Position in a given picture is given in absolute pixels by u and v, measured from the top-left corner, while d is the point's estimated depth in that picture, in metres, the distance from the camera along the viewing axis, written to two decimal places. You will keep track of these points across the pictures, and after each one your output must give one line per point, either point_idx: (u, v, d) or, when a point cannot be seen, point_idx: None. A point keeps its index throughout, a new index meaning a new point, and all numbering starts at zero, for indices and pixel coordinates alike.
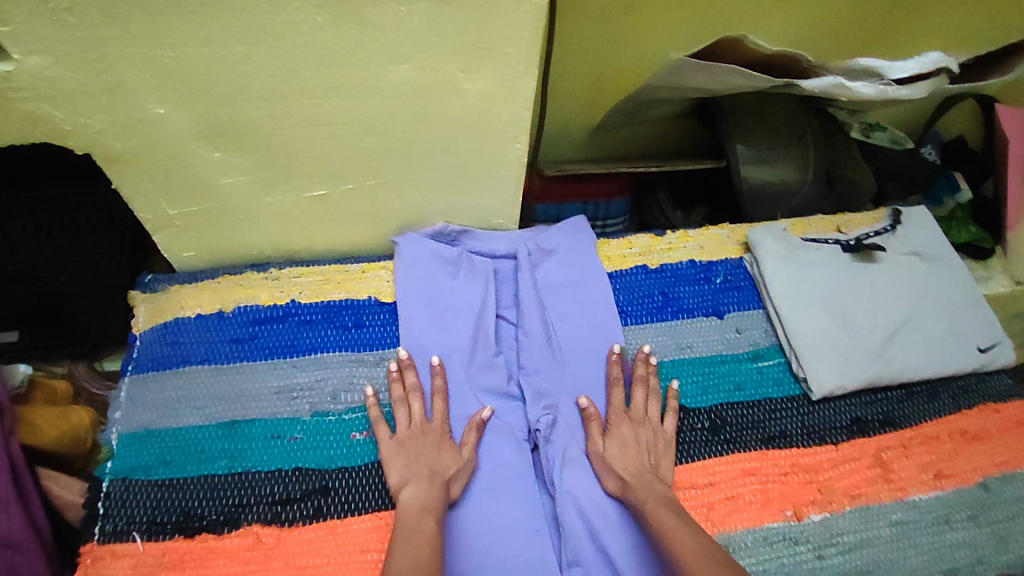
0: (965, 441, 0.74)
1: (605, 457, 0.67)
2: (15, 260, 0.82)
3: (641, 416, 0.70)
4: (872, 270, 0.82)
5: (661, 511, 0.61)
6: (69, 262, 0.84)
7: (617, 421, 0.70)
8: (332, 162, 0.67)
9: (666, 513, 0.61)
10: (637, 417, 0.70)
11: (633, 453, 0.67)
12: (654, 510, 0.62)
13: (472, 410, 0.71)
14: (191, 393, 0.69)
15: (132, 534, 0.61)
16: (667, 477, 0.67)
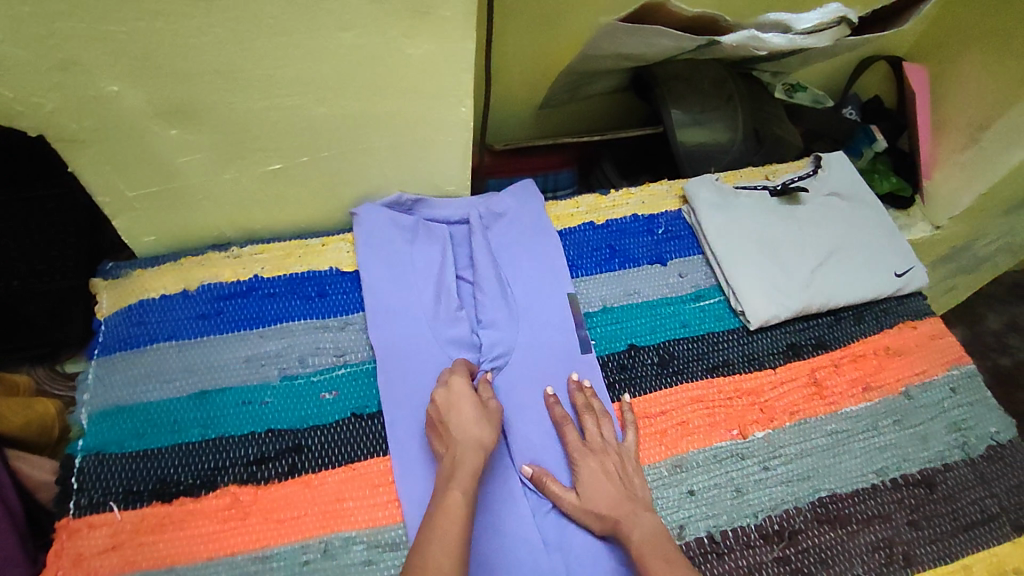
0: (889, 356, 0.81)
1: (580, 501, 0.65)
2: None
3: (600, 444, 0.69)
4: (799, 211, 0.89)
5: (648, 547, 0.61)
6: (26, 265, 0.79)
7: (581, 457, 0.68)
8: (287, 134, 0.70)
9: (652, 551, 0.60)
10: (597, 447, 0.68)
11: (609, 488, 0.65)
12: (640, 548, 0.61)
13: (439, 360, 0.74)
14: (160, 369, 0.71)
15: (110, 504, 0.62)
16: (647, 499, 0.66)
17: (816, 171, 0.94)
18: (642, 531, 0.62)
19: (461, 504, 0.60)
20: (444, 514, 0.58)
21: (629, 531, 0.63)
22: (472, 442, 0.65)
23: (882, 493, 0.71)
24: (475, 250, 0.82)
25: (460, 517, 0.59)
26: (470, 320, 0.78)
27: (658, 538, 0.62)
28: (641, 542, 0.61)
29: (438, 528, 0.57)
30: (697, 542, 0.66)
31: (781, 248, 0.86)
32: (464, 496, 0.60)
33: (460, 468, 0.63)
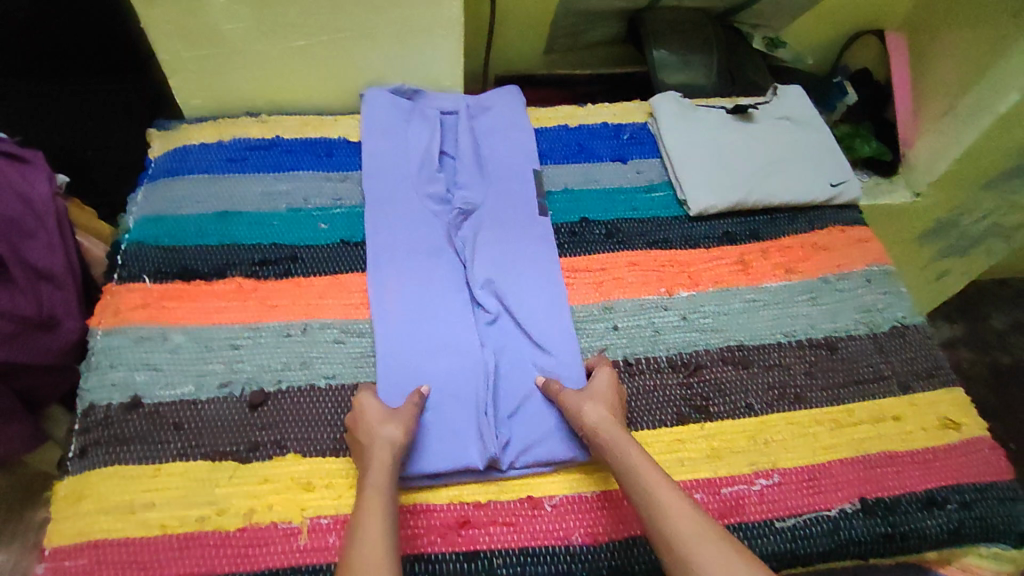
0: (816, 250, 0.91)
1: (581, 409, 0.69)
2: (52, 137, 1.00)
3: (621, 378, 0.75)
4: (751, 127, 1.00)
5: (645, 469, 0.63)
6: (96, 139, 1.03)
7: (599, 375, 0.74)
8: (309, 11, 0.86)
9: (649, 464, 0.64)
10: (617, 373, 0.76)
11: (611, 415, 0.69)
12: (636, 471, 0.63)
13: (416, 210, 0.88)
14: (192, 192, 0.88)
15: (143, 277, 0.79)
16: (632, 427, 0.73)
17: (773, 99, 1.05)
18: (636, 453, 0.65)
19: (381, 504, 0.60)
20: (366, 519, 0.59)
21: (625, 449, 0.65)
22: (385, 443, 0.65)
23: (786, 349, 0.82)
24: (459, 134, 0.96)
25: (382, 518, 0.59)
26: (447, 184, 0.92)
27: (652, 466, 0.64)
28: (638, 463, 0.64)
29: (359, 536, 0.58)
30: (613, 363, 0.79)
31: (733, 161, 0.96)
32: (384, 497, 0.61)
33: (371, 469, 0.63)
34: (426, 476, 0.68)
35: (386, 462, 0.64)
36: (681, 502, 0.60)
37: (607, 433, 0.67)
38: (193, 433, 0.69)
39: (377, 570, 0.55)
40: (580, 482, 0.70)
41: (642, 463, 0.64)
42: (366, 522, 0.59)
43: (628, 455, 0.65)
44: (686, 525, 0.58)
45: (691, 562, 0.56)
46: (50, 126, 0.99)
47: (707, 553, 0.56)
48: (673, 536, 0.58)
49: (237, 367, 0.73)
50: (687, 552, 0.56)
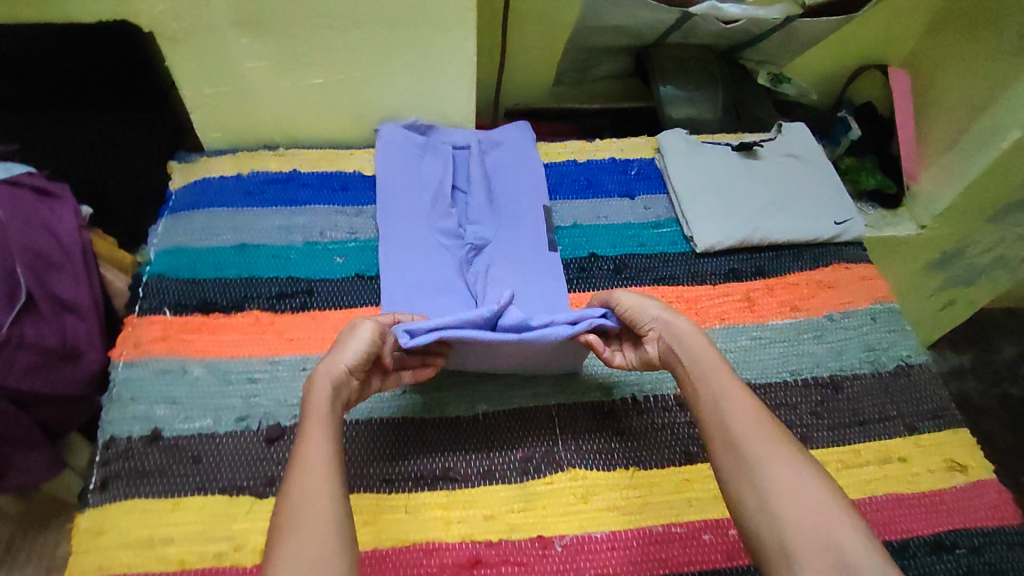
0: (821, 287, 0.93)
1: (647, 308, 0.75)
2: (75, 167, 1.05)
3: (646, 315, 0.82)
4: (757, 164, 1.02)
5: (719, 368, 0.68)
6: (118, 171, 1.08)
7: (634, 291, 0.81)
8: (327, 51, 0.89)
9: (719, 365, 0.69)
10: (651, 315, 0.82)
11: (687, 321, 0.74)
12: (709, 371, 0.68)
13: (429, 242, 0.90)
14: (212, 225, 0.90)
15: (164, 309, 0.81)
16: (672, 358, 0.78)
17: (778, 135, 1.07)
18: (711, 356, 0.70)
19: (324, 432, 0.60)
20: (305, 445, 0.59)
21: (700, 351, 0.70)
22: (327, 374, 0.64)
23: (792, 387, 0.83)
24: (471, 168, 0.99)
25: (324, 444, 0.60)
26: (459, 218, 0.94)
27: (725, 367, 0.69)
28: (714, 363, 0.69)
29: (302, 456, 0.59)
30: (621, 400, 0.79)
31: (737, 193, 0.99)
32: (326, 426, 0.61)
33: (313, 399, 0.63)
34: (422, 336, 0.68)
35: (327, 395, 0.63)
36: (749, 402, 0.66)
37: (682, 329, 0.72)
38: (211, 467, 0.70)
39: (324, 493, 0.56)
40: (591, 522, 0.69)
41: (715, 365, 0.69)
42: (309, 445, 0.59)
43: (704, 356, 0.70)
44: (752, 421, 0.64)
45: (752, 450, 0.62)
46: (69, 157, 1.04)
47: (767, 446, 0.62)
48: (733, 424, 0.64)
49: (254, 402, 0.75)
50: (749, 442, 0.62)
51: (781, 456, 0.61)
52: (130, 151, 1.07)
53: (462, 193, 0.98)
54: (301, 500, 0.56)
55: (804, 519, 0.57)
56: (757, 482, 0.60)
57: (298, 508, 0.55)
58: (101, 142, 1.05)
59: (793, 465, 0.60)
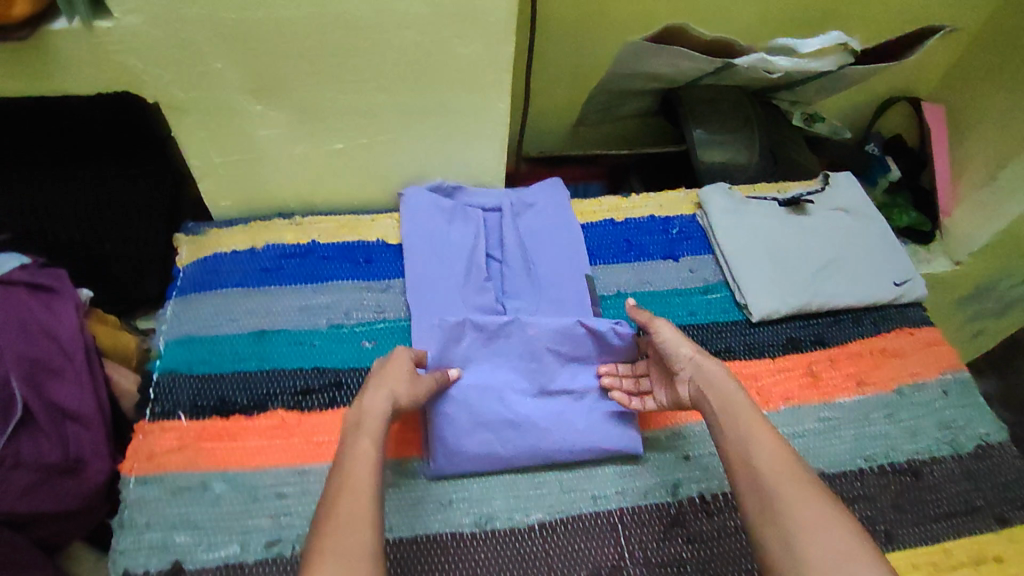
0: (885, 357, 0.87)
1: (678, 347, 0.75)
2: (67, 231, 0.92)
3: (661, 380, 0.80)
4: (806, 221, 0.96)
5: (746, 408, 0.68)
6: (114, 233, 0.95)
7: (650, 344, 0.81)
8: (350, 116, 0.81)
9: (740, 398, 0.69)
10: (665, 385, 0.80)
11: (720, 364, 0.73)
12: (739, 412, 0.68)
13: None
14: (226, 309, 0.82)
15: (178, 414, 0.73)
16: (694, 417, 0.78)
17: (825, 187, 1.01)
18: (740, 397, 0.69)
19: (372, 453, 0.62)
20: (354, 462, 0.61)
21: (728, 390, 0.70)
22: (386, 393, 0.67)
23: (869, 476, 0.77)
24: (505, 234, 0.92)
25: (369, 464, 0.61)
26: (496, 291, 0.88)
27: (755, 410, 0.68)
28: (740, 402, 0.68)
29: (349, 477, 0.59)
30: (689, 501, 0.73)
31: (788, 252, 0.93)
32: (374, 445, 0.63)
33: (364, 418, 0.65)
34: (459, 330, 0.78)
35: (381, 413, 0.65)
36: (776, 442, 0.64)
37: (713, 369, 0.72)
38: None
39: (366, 516, 0.56)
40: None
41: (743, 405, 0.68)
42: (353, 463, 0.60)
43: (732, 396, 0.69)
44: (778, 461, 0.62)
45: (775, 489, 0.60)
46: (59, 220, 0.91)
47: (789, 484, 0.60)
48: (757, 460, 0.63)
49: (285, 522, 0.67)
50: (774, 481, 0.61)
51: (806, 497, 0.59)
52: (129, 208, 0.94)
53: (495, 260, 0.91)
54: (341, 519, 0.56)
55: (830, 564, 0.54)
56: (779, 519, 0.58)
57: (337, 528, 0.55)
58: (99, 200, 0.92)
59: (817, 506, 0.58)
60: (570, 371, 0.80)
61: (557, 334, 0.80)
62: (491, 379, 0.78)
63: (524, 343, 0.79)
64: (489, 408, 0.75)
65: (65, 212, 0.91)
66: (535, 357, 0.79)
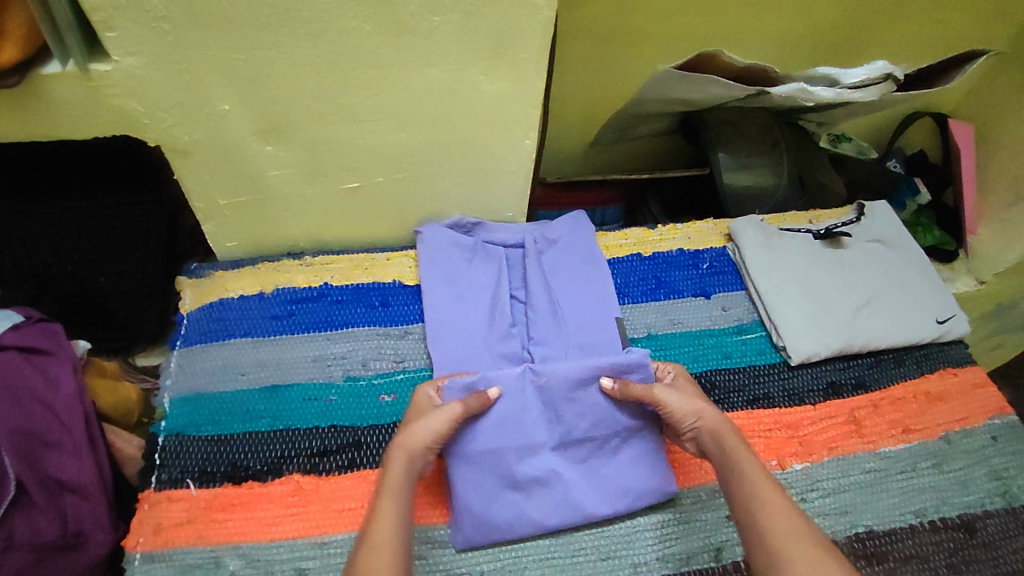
0: (930, 401, 0.83)
1: (689, 407, 0.69)
2: (60, 263, 0.91)
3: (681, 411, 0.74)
4: (842, 255, 0.92)
5: (752, 473, 0.63)
6: (109, 265, 0.92)
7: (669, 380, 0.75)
8: (366, 156, 0.76)
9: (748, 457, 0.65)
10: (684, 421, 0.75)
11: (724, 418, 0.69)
12: (743, 471, 0.64)
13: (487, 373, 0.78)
14: (235, 362, 0.77)
15: (186, 482, 0.68)
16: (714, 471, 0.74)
17: (859, 218, 0.97)
18: (746, 453, 0.66)
19: (394, 519, 0.59)
20: (377, 525, 0.59)
21: (735, 454, 0.65)
22: (403, 453, 0.64)
23: (921, 534, 0.72)
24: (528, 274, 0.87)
25: (389, 532, 0.58)
26: (522, 338, 0.83)
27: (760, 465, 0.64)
28: (745, 459, 0.65)
29: (370, 531, 0.58)
30: (733, 567, 0.68)
31: (824, 290, 0.88)
32: (398, 508, 0.60)
33: (387, 474, 0.63)
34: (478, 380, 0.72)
35: (402, 471, 0.63)
36: (787, 505, 0.61)
37: (719, 425, 0.68)
38: None
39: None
40: None
41: (749, 462, 0.65)
42: (376, 528, 0.58)
43: (736, 451, 0.66)
44: (782, 522, 0.59)
45: (786, 562, 0.56)
46: (51, 249, 0.90)
47: (801, 556, 0.56)
48: (772, 532, 0.59)
49: None
50: (787, 554, 0.57)
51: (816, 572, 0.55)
52: (123, 238, 0.91)
53: (518, 300, 0.87)
54: None
55: None
56: None
57: None
58: (88, 230, 0.89)
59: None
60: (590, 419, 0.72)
61: (575, 378, 0.73)
62: (517, 437, 0.71)
63: (543, 392, 0.72)
64: (513, 464, 0.70)
65: (56, 244, 0.89)
66: (555, 406, 0.72)
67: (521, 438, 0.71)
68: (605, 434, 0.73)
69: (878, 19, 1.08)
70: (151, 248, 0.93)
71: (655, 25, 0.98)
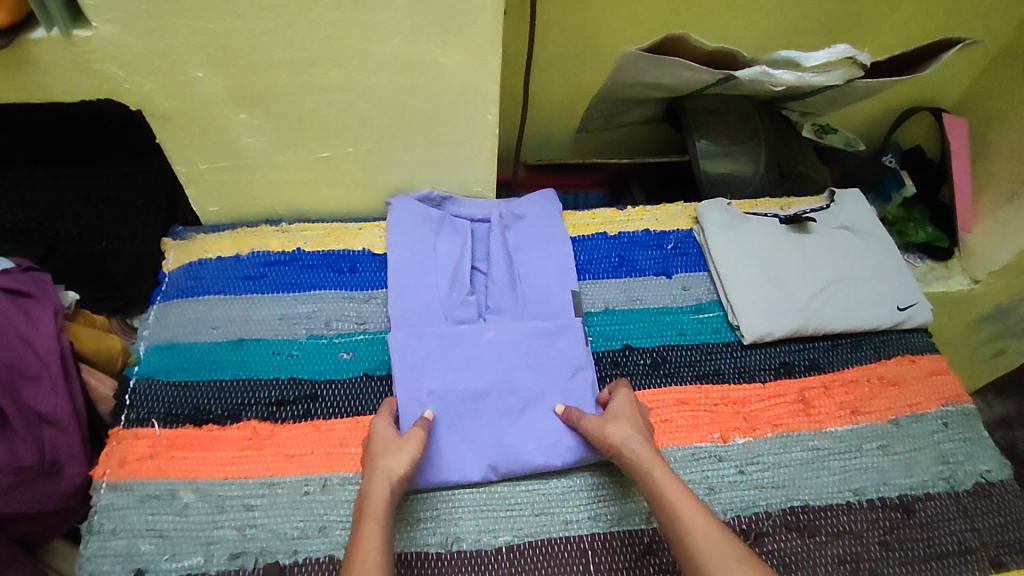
0: (883, 385, 0.83)
1: (605, 430, 0.71)
2: (66, 226, 0.96)
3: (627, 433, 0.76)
4: (806, 240, 0.93)
5: (670, 487, 0.64)
6: (111, 229, 0.98)
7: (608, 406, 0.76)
8: (333, 126, 0.80)
9: (661, 467, 0.66)
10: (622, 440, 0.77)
11: (641, 438, 0.70)
12: (660, 492, 0.64)
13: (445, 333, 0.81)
14: (207, 316, 0.82)
15: (152, 421, 0.73)
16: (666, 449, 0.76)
17: (830, 205, 0.98)
18: (663, 472, 0.66)
19: (378, 539, 0.60)
20: (360, 550, 0.59)
21: (650, 469, 0.66)
22: (383, 475, 0.64)
23: (857, 511, 0.73)
24: (492, 248, 0.90)
25: (378, 547, 0.59)
26: (478, 306, 0.86)
27: (679, 483, 0.65)
28: (663, 481, 0.65)
29: (354, 561, 0.58)
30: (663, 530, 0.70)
31: (785, 273, 0.89)
32: (382, 531, 0.61)
33: (368, 499, 0.63)
34: (419, 319, 0.82)
35: (384, 496, 0.63)
36: (708, 522, 0.61)
37: (636, 449, 0.68)
38: None
39: None
40: None
41: (668, 481, 0.65)
42: (361, 554, 0.58)
43: (654, 472, 0.66)
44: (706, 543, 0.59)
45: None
46: (58, 213, 0.95)
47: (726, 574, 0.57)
48: (700, 556, 0.59)
49: (250, 535, 0.67)
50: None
51: None
52: (125, 205, 0.97)
53: (480, 273, 0.90)
54: None
55: None
56: None
57: None
58: (95, 196, 0.96)
59: None
60: (532, 372, 0.79)
61: (517, 342, 0.80)
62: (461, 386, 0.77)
63: (486, 346, 0.79)
64: (456, 410, 0.76)
65: (64, 208, 0.95)
66: (501, 360, 0.79)
67: (462, 388, 0.77)
68: (542, 390, 0.78)
69: (864, 9, 1.07)
70: (153, 213, 0.99)
71: (632, 10, 1.00)
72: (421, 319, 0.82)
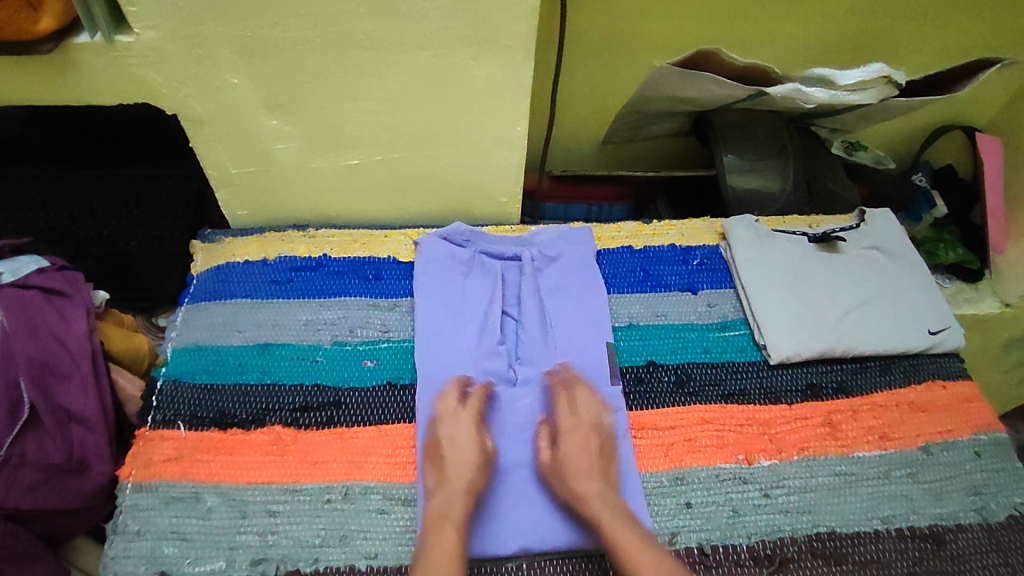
0: (913, 411, 0.81)
1: (557, 469, 0.72)
2: (97, 226, 0.95)
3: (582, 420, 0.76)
4: (835, 259, 0.92)
5: (619, 532, 0.66)
6: (140, 229, 0.96)
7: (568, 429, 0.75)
8: (363, 134, 0.81)
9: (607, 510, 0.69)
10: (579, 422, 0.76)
11: (588, 478, 0.71)
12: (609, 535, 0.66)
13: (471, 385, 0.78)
14: (233, 319, 0.82)
15: (178, 423, 0.74)
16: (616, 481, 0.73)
17: (860, 225, 0.97)
18: (608, 515, 0.68)
19: (453, 535, 0.65)
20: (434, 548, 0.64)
21: (595, 513, 0.68)
22: (462, 474, 0.70)
23: (885, 539, 0.72)
24: (523, 292, 0.86)
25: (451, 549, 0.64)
26: (509, 355, 0.82)
27: (626, 526, 0.67)
28: (608, 524, 0.67)
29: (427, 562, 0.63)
30: (686, 552, 0.70)
31: (814, 294, 0.88)
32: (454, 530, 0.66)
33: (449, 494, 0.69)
34: (442, 358, 0.80)
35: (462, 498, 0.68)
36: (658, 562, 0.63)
37: (580, 489, 0.70)
38: None
39: None
40: None
41: (616, 527, 0.67)
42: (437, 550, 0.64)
43: (598, 516, 0.68)
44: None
45: None
46: (90, 214, 0.96)
47: None
48: None
49: (272, 541, 0.67)
50: None
51: None
52: (155, 205, 0.97)
53: (510, 317, 0.85)
54: None
55: None
56: None
57: None
58: (126, 198, 0.97)
59: None
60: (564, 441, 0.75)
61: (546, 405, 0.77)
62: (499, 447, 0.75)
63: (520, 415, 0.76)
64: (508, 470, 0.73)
65: (97, 208, 0.96)
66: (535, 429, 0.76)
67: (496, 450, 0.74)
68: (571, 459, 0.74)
69: (898, 27, 1.06)
70: (179, 211, 0.97)
71: (663, 23, 1.00)
72: (445, 344, 0.81)
